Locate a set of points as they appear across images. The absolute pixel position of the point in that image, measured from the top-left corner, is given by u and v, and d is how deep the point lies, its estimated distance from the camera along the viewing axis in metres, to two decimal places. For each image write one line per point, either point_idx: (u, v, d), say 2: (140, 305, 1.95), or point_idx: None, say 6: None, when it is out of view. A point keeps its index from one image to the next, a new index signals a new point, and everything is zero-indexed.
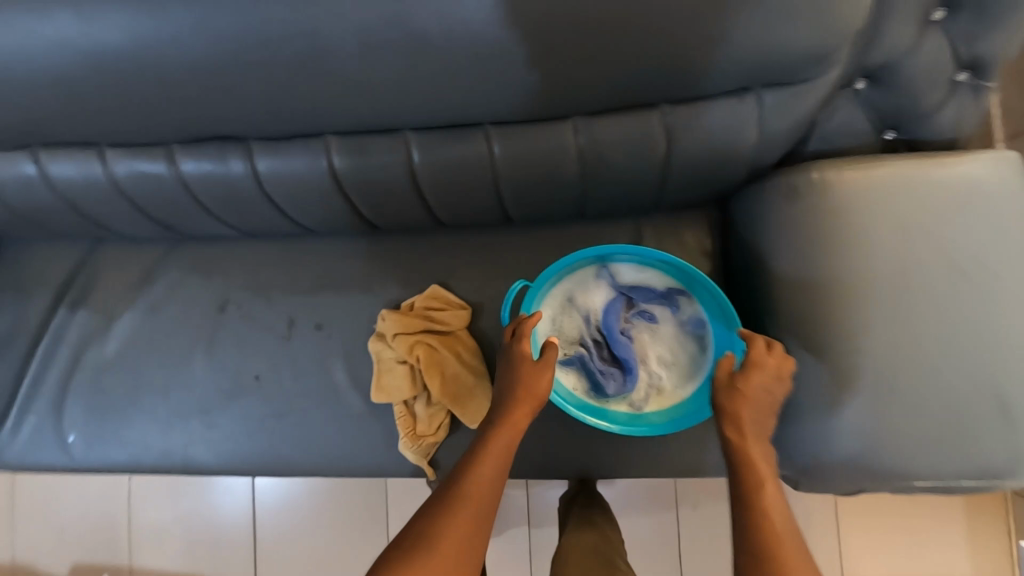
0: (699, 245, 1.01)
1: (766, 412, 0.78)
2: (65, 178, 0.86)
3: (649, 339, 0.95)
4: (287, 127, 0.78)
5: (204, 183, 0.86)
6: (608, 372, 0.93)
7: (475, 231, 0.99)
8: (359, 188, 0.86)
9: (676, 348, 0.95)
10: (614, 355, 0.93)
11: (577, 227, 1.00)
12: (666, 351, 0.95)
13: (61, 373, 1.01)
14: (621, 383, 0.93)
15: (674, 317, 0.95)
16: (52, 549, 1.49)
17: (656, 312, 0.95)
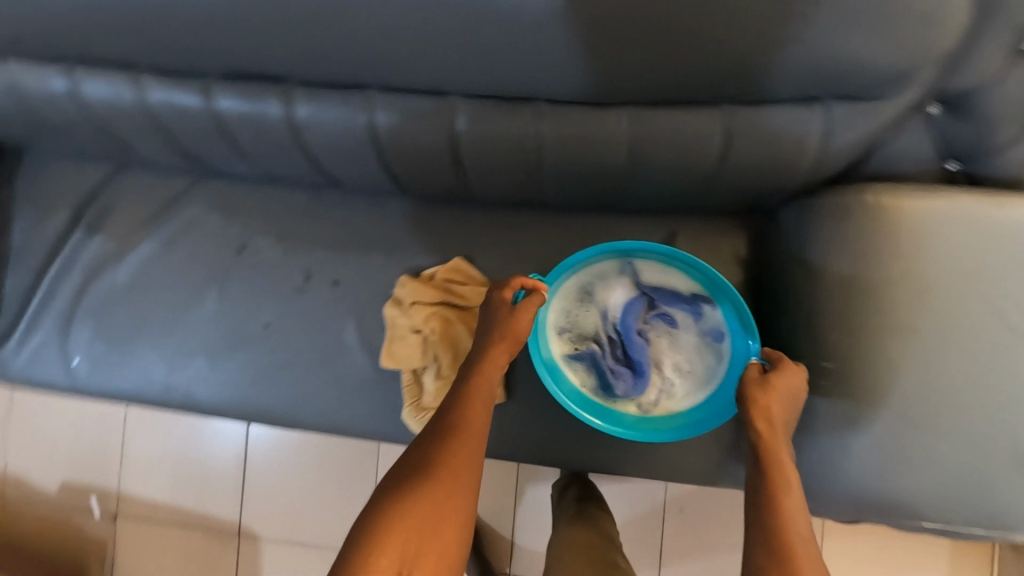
0: (732, 254, 0.98)
1: (790, 419, 0.79)
2: (98, 99, 0.84)
3: (665, 343, 0.95)
4: (332, 74, 0.76)
5: (238, 123, 0.83)
6: (619, 372, 0.95)
7: (507, 208, 0.97)
8: (397, 149, 0.84)
9: (694, 355, 0.96)
10: (628, 355, 0.94)
11: (611, 218, 0.98)
12: (682, 357, 0.96)
13: (72, 294, 1.00)
14: (631, 386, 0.95)
15: (694, 325, 0.95)
16: (43, 464, 1.50)
17: (677, 317, 0.95)
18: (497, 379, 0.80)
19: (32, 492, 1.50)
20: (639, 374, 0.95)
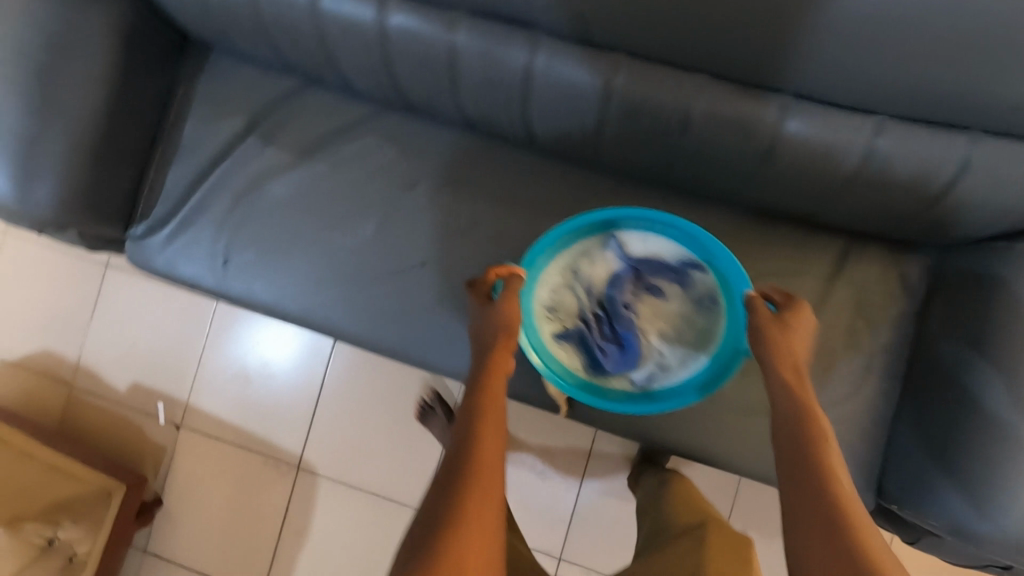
0: (894, 284, 1.00)
1: (809, 352, 0.81)
2: (336, 16, 0.86)
3: (649, 313, 1.01)
4: (594, 32, 0.81)
5: (471, 63, 0.86)
6: (604, 346, 1.01)
7: (679, 195, 1.04)
8: (623, 116, 0.88)
9: (677, 326, 1.02)
10: (614, 327, 1.01)
11: (786, 227, 1.03)
12: (670, 330, 1.02)
13: (232, 198, 1.01)
14: (619, 361, 1.01)
15: (678, 294, 1.02)
16: (118, 361, 1.52)
17: (664, 287, 1.02)
18: (504, 379, 0.76)
19: (102, 387, 1.52)
20: (626, 350, 1.01)
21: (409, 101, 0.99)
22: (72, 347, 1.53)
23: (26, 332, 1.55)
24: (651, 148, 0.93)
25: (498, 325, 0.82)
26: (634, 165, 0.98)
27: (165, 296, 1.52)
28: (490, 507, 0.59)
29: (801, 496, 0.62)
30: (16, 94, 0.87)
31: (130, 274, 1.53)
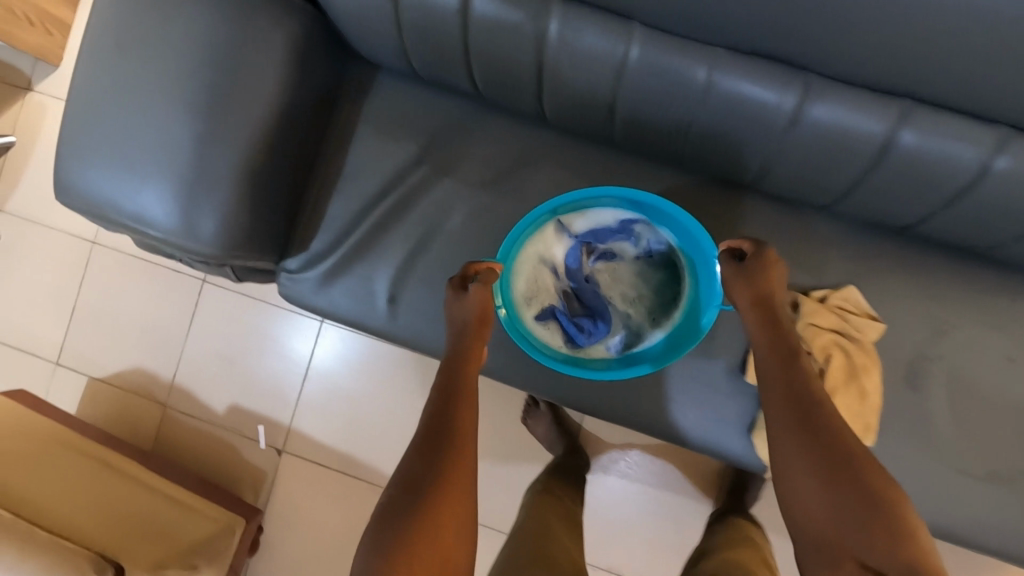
0: None
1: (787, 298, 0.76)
2: (562, 47, 0.72)
3: (607, 280, 0.90)
4: (893, 75, 0.62)
5: (729, 107, 0.69)
6: (581, 319, 0.89)
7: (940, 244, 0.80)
8: (894, 174, 0.68)
9: (628, 278, 0.90)
10: (581, 302, 0.90)
11: None
12: (627, 288, 0.90)
13: (398, 237, 0.91)
14: (601, 331, 0.89)
15: (631, 249, 0.90)
16: (216, 382, 1.46)
17: (617, 248, 0.90)
18: (475, 378, 0.74)
19: (199, 409, 1.46)
20: (603, 318, 0.89)
21: (618, 138, 0.82)
22: (167, 366, 1.48)
23: (119, 349, 1.49)
24: (940, 209, 0.71)
25: (472, 314, 0.80)
26: (907, 224, 0.75)
27: (269, 317, 1.45)
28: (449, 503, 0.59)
29: (792, 451, 0.62)
30: (191, 124, 0.79)
31: (230, 292, 1.47)
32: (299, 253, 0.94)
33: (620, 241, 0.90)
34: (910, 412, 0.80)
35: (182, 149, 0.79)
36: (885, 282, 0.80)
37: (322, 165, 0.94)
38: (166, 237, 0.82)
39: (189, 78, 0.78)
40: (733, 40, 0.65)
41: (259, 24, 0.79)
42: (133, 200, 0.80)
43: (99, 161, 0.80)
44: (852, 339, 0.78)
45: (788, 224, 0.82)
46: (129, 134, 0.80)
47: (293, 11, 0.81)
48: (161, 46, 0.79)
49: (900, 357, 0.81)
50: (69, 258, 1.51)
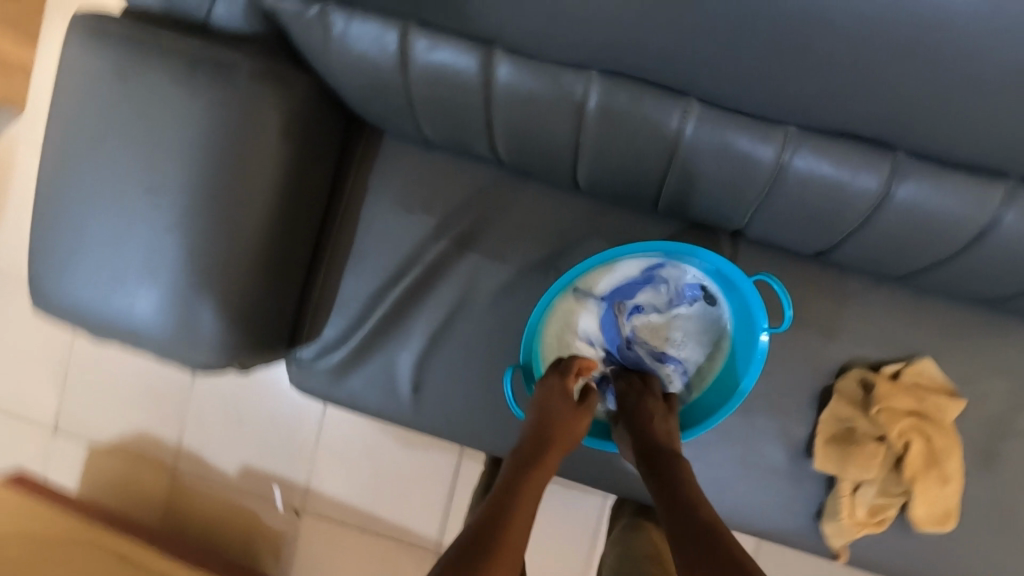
0: None
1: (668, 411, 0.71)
2: (604, 123, 0.63)
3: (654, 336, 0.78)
4: (999, 153, 0.53)
5: (806, 188, 0.61)
6: None
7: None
8: (992, 253, 0.61)
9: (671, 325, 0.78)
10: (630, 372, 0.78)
11: None
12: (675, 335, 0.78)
13: (420, 319, 0.83)
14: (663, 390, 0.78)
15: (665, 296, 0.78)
16: (225, 444, 1.38)
17: (650, 299, 0.78)
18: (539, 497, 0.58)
19: (209, 473, 1.39)
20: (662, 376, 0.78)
21: (665, 211, 0.74)
22: (170, 429, 1.40)
23: (118, 415, 1.41)
24: None
25: (565, 421, 0.67)
26: (993, 296, 0.68)
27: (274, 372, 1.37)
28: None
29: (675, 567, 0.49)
30: (186, 222, 0.70)
31: None
32: (310, 340, 0.86)
33: (649, 292, 0.78)
34: (996, 490, 0.73)
35: (176, 251, 0.71)
36: (964, 352, 0.73)
37: (329, 240, 0.85)
38: (166, 347, 0.73)
39: (182, 172, 0.70)
40: (806, 118, 0.56)
41: (251, 104, 0.69)
42: (127, 309, 0.72)
43: (86, 268, 0.72)
44: (934, 419, 0.71)
45: (854, 294, 0.74)
46: (116, 237, 0.71)
47: (288, 83, 0.71)
48: (145, 137, 0.69)
49: (983, 428, 0.73)
50: (56, 320, 1.42)
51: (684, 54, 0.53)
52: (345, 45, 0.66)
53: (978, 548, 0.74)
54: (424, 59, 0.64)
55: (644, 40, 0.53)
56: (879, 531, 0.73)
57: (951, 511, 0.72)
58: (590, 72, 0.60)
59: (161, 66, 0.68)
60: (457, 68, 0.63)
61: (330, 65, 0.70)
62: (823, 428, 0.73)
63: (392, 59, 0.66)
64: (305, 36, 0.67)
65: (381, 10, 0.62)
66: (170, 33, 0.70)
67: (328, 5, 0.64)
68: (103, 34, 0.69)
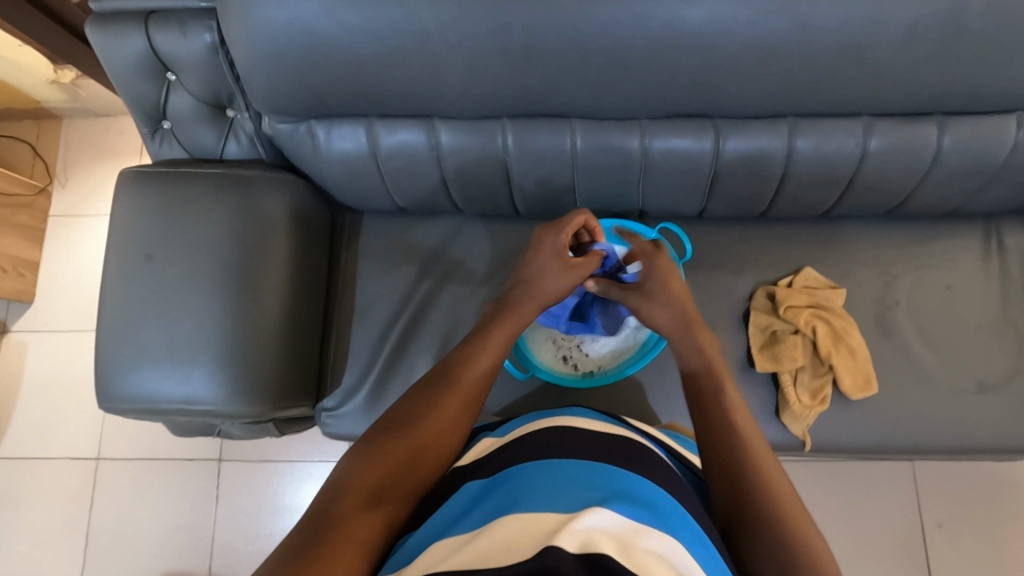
0: None
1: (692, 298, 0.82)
2: (522, 150, 0.88)
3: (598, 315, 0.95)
4: (776, 106, 0.80)
5: (668, 159, 0.87)
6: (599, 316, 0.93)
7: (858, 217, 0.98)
8: (803, 172, 0.87)
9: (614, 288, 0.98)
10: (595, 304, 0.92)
11: (969, 216, 0.97)
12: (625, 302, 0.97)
13: (424, 345, 1.01)
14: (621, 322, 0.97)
15: None
16: (256, 562, 1.41)
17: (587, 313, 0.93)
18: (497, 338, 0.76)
19: None
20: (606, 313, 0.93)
21: (585, 211, 1.00)
22: (198, 563, 1.42)
23: (144, 563, 1.43)
24: (846, 187, 0.90)
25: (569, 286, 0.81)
26: (826, 206, 0.93)
27: (293, 477, 1.45)
28: (437, 429, 0.66)
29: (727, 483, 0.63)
30: (221, 301, 0.89)
31: (248, 464, 1.46)
32: (333, 391, 1.01)
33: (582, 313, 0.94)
34: (895, 350, 0.94)
35: (217, 330, 0.88)
36: (829, 255, 0.97)
37: (336, 304, 1.04)
38: (217, 408, 0.88)
39: (215, 262, 0.89)
40: (649, 114, 0.83)
41: (260, 205, 0.92)
42: (182, 383, 0.87)
43: (143, 357, 0.87)
44: (826, 307, 0.92)
45: (741, 235, 0.98)
46: (168, 328, 0.88)
47: (287, 186, 0.95)
48: (180, 245, 0.90)
49: (870, 308, 0.95)
50: (74, 485, 1.47)
51: (558, 92, 0.80)
52: (329, 147, 0.91)
53: (901, 399, 0.92)
54: (384, 140, 0.90)
55: (529, 90, 0.80)
56: (823, 409, 0.90)
57: (870, 376, 0.90)
58: (502, 120, 0.86)
59: (188, 193, 0.91)
60: (412, 141, 0.89)
61: (320, 162, 0.94)
62: (754, 338, 0.93)
63: (362, 150, 0.91)
64: (296, 146, 0.92)
65: (349, 116, 0.88)
66: (197, 168, 0.94)
67: (311, 123, 0.89)
68: (144, 179, 0.92)
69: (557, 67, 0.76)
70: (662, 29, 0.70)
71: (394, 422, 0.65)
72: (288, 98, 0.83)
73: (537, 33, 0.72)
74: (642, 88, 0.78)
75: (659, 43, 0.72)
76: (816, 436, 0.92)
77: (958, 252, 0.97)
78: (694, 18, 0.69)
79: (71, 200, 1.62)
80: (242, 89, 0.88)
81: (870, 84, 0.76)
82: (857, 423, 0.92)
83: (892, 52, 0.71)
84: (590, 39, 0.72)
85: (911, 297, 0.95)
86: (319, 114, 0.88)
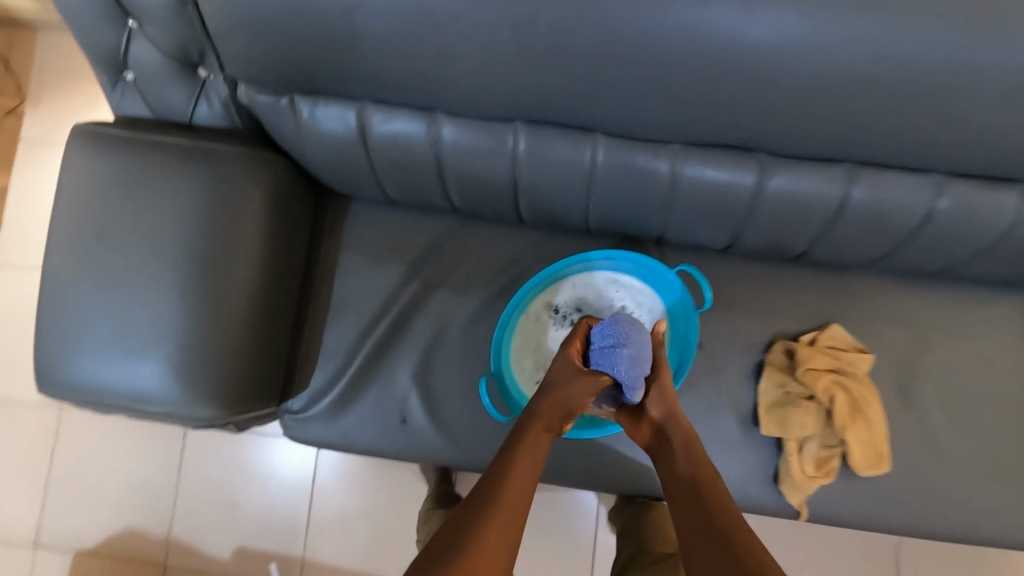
0: None
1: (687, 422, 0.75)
2: (534, 160, 0.76)
3: None
4: (837, 149, 0.68)
5: (701, 191, 0.75)
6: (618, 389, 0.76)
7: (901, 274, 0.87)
8: (853, 224, 0.75)
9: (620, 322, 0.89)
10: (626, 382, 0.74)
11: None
12: None
13: (403, 355, 0.92)
14: None
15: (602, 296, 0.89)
16: (218, 530, 1.38)
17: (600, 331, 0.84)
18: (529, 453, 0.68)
19: (202, 561, 1.38)
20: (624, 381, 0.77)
21: (597, 230, 0.89)
22: (159, 524, 1.39)
23: (104, 517, 1.40)
24: (897, 245, 0.78)
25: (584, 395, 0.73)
26: (870, 260, 0.82)
27: (261, 450, 1.40)
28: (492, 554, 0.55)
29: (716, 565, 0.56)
30: (177, 290, 0.79)
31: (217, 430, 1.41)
32: (300, 392, 0.93)
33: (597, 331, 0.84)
34: (917, 426, 0.85)
35: (170, 323, 0.79)
36: (862, 313, 0.87)
37: (311, 299, 0.94)
38: (166, 408, 0.79)
39: (173, 246, 0.79)
40: (687, 138, 0.71)
41: (231, 184, 0.81)
42: (129, 378, 0.78)
43: (89, 340, 0.78)
44: (849, 374, 0.83)
45: (765, 276, 0.88)
46: (115, 314, 0.78)
47: (264, 164, 0.83)
48: (138, 219, 0.79)
49: (895, 375, 0.86)
50: (35, 428, 1.42)
51: (583, 101, 0.67)
52: (314, 126, 0.79)
53: (914, 479, 0.84)
54: (377, 128, 0.77)
55: (550, 94, 0.67)
56: (826, 482, 0.83)
57: (883, 453, 0.82)
58: (515, 123, 0.74)
59: (149, 163, 0.80)
60: (409, 133, 0.77)
61: (302, 142, 0.82)
62: (763, 397, 0.84)
63: (352, 134, 0.78)
64: (276, 121, 0.79)
65: (339, 95, 0.76)
66: (163, 134, 0.82)
67: (295, 97, 0.76)
68: (101, 140, 0.80)
69: (586, 72, 0.63)
70: (720, 46, 0.58)
71: (440, 552, 0.54)
72: (269, 67, 0.71)
73: (567, 28, 0.59)
74: (683, 109, 0.66)
75: (713, 61, 0.59)
76: (815, 507, 0.85)
77: (1005, 326, 0.87)
78: (759, 38, 0.57)
79: (43, 124, 1.49)
80: (216, 48, 0.75)
81: (956, 138, 0.63)
82: (860, 499, 0.84)
83: (990, 107, 0.59)
84: (631, 45, 0.59)
85: (945, 371, 0.86)
86: (305, 88, 0.75)
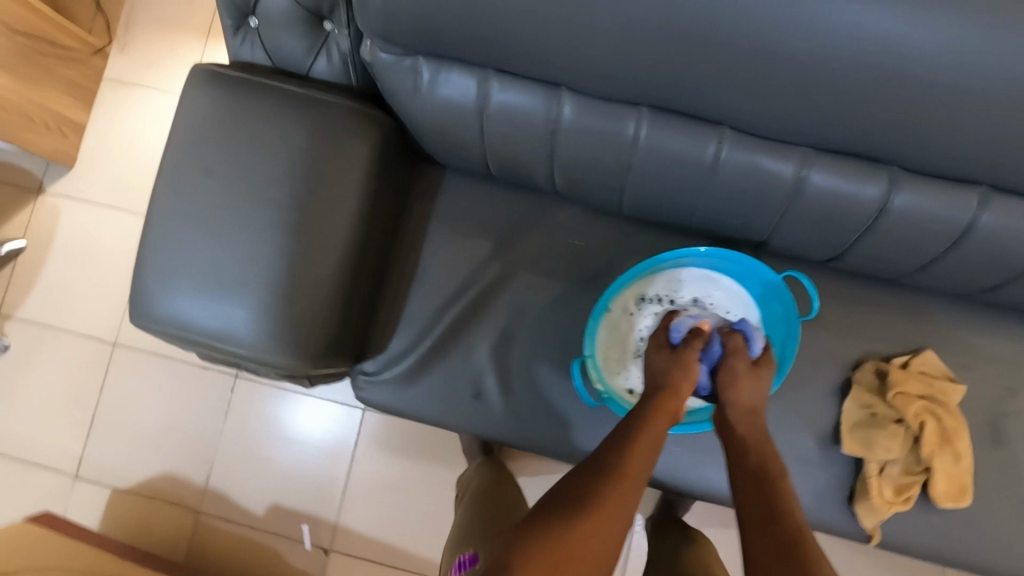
0: None
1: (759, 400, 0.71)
2: (652, 148, 0.75)
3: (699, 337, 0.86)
4: (976, 169, 0.66)
5: (822, 199, 0.74)
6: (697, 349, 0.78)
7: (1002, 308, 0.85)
8: (972, 249, 0.74)
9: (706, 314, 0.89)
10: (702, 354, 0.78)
11: None
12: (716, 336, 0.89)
13: (483, 330, 0.92)
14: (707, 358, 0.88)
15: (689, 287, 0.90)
16: (254, 484, 1.39)
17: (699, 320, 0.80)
18: (644, 424, 0.65)
19: (236, 512, 1.39)
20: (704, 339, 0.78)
21: (696, 227, 0.88)
22: (197, 471, 1.40)
23: (144, 457, 1.41)
24: (1012, 277, 0.77)
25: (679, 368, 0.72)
26: (975, 290, 0.81)
27: (305, 411, 1.41)
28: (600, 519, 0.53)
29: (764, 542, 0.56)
30: (277, 236, 0.79)
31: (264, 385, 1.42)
32: (375, 355, 0.93)
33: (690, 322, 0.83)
34: (1003, 464, 0.83)
35: (266, 267, 0.79)
36: (956, 343, 0.85)
37: (395, 264, 0.94)
38: (251, 352, 0.79)
39: (278, 193, 0.79)
40: (818, 143, 0.70)
41: (343, 140, 0.81)
42: (219, 317, 0.79)
43: (186, 275, 0.79)
44: (940, 402, 0.81)
45: (860, 296, 0.87)
46: (213, 253, 0.79)
47: (375, 124, 0.83)
48: (248, 163, 0.79)
49: (985, 410, 0.84)
50: (87, 363, 1.44)
51: (722, 94, 0.66)
52: (433, 91, 0.78)
53: (996, 517, 0.82)
54: (497, 99, 0.77)
55: (689, 82, 0.66)
56: (902, 509, 0.81)
57: (966, 487, 0.81)
58: (640, 108, 0.74)
59: (263, 109, 0.80)
60: (529, 107, 0.76)
61: (416, 107, 0.81)
62: (847, 414, 0.83)
63: (471, 103, 0.78)
64: (393, 83, 0.78)
65: (465, 62, 0.75)
66: (280, 83, 0.83)
67: (418, 60, 0.76)
68: (219, 82, 0.81)
69: (735, 62, 0.61)
70: (885, 50, 0.56)
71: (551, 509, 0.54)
72: (395, 25, 0.69)
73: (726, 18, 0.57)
74: (826, 113, 0.65)
75: (874, 66, 0.58)
76: (890, 533, 0.83)
77: None
78: (931, 46, 0.55)
79: (125, 65, 1.51)
80: (349, 2, 0.76)
81: None
82: (937, 531, 0.82)
83: None
84: (792, 42, 0.57)
85: None
86: (431, 51, 0.75)
